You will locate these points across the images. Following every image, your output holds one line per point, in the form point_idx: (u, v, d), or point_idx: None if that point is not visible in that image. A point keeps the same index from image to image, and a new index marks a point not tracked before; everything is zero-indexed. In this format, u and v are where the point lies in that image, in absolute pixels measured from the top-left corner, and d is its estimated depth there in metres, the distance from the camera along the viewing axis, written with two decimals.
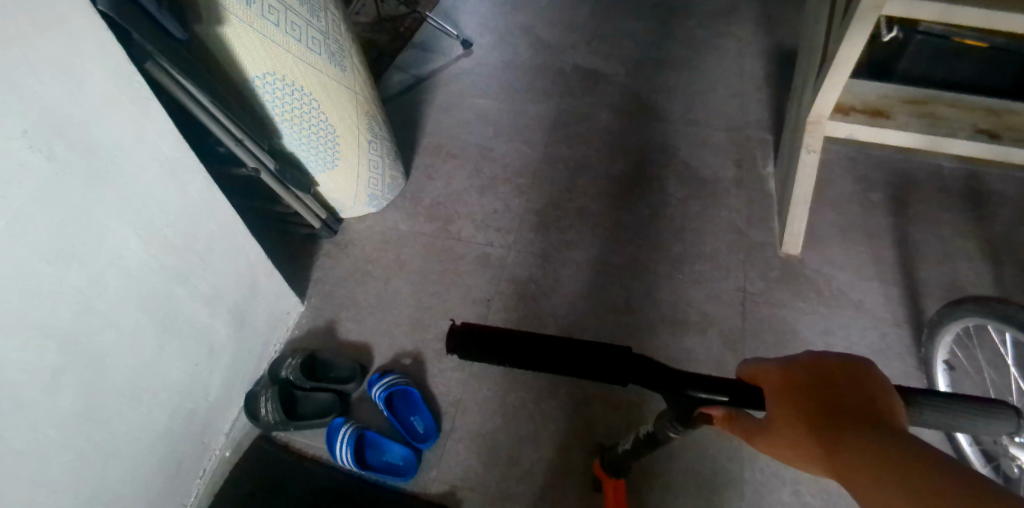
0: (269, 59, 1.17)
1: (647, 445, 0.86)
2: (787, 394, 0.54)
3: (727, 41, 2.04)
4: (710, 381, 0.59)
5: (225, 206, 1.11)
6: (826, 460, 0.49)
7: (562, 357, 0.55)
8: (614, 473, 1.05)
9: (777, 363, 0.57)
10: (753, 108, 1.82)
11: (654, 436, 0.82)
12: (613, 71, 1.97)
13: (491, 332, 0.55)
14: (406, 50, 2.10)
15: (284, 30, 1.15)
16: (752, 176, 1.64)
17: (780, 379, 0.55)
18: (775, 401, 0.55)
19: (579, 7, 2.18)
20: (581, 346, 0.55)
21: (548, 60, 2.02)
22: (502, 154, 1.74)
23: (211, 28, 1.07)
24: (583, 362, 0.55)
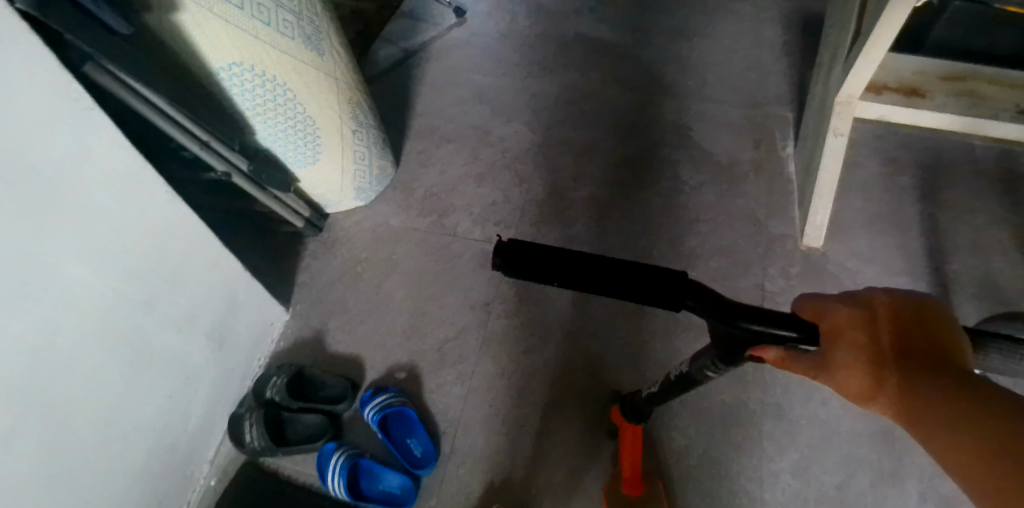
0: (234, 49, 1.03)
1: (679, 387, 0.81)
2: (855, 337, 0.51)
3: (742, 6, 1.88)
4: (768, 315, 0.53)
5: (193, 219, 1.00)
6: (901, 406, 0.49)
7: (606, 279, 0.51)
8: (636, 419, 0.98)
9: (840, 303, 0.53)
10: (770, 84, 1.69)
11: (689, 376, 0.77)
12: (618, 40, 1.82)
13: (532, 248, 0.51)
14: (395, 20, 1.94)
15: (250, 13, 1.01)
16: (773, 158, 1.51)
17: (847, 320, 0.51)
18: (839, 343, 0.51)
19: None
20: (624, 269, 0.51)
21: (550, 29, 1.86)
22: (501, 136, 1.60)
23: (166, 17, 0.94)
24: (630, 282, 0.51)
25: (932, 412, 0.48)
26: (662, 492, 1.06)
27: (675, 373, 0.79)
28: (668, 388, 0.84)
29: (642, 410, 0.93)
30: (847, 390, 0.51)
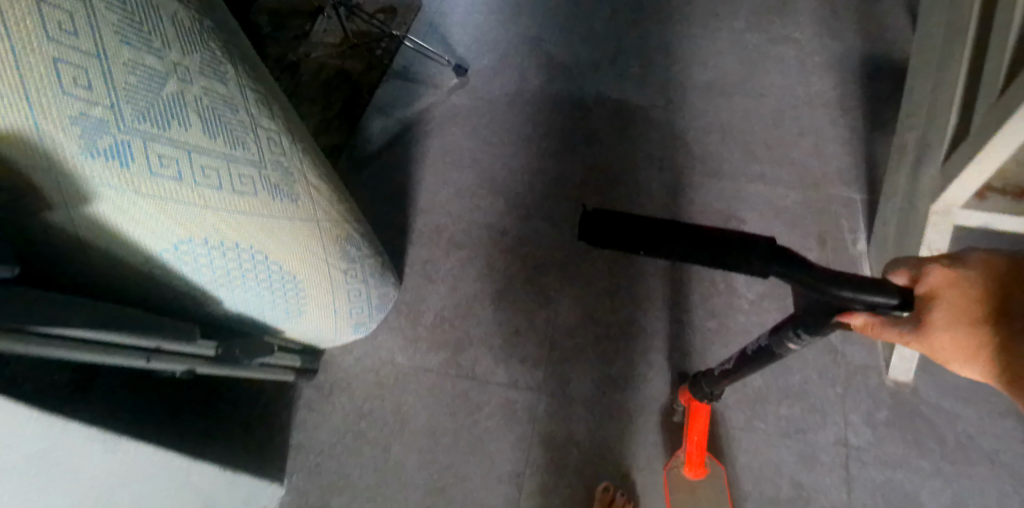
0: (175, 224, 0.76)
1: (755, 362, 0.85)
2: (954, 299, 0.52)
3: (785, 53, 1.62)
4: (865, 283, 0.53)
5: (146, 450, 0.77)
6: (997, 362, 0.52)
7: (700, 248, 0.52)
8: (705, 399, 1.00)
9: (938, 265, 0.53)
10: (829, 153, 1.43)
11: (770, 351, 0.80)
12: (647, 100, 1.55)
13: (629, 218, 0.51)
14: (386, 83, 1.68)
15: (191, 180, 0.73)
16: (842, 262, 1.29)
17: (948, 284, 0.52)
18: (937, 307, 0.52)
19: (597, 11, 1.75)
20: (717, 239, 0.52)
21: (565, 86, 1.59)
22: (518, 236, 1.35)
23: (72, 209, 0.68)
24: (719, 248, 0.51)
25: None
26: (724, 477, 1.08)
27: (752, 348, 0.83)
28: (743, 361, 0.87)
29: (705, 393, 0.98)
30: (943, 349, 0.54)
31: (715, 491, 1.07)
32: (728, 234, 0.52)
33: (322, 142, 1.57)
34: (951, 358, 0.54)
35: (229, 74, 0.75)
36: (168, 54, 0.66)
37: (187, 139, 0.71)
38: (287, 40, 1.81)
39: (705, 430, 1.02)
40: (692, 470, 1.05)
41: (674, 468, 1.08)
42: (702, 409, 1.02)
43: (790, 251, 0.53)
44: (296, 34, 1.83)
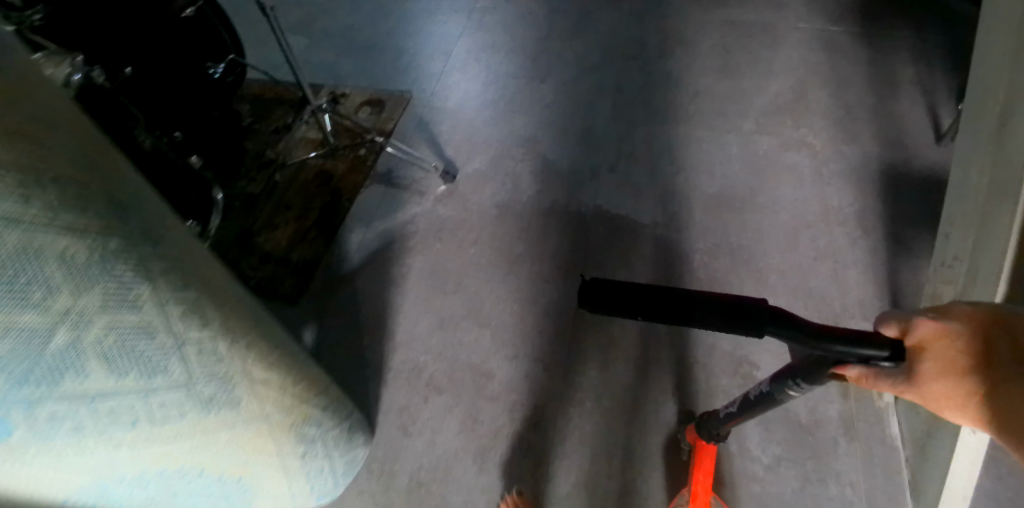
0: (78, 473, 0.64)
1: (757, 407, 0.82)
2: (944, 348, 0.50)
3: (799, 158, 1.49)
4: (854, 337, 0.52)
5: None
6: (990, 412, 0.49)
7: (695, 312, 0.53)
8: (710, 436, 1.00)
9: (927, 316, 0.52)
10: (849, 281, 1.29)
11: (769, 396, 0.78)
12: (648, 215, 1.42)
13: (628, 288, 0.52)
14: (370, 186, 1.57)
15: (95, 427, 0.62)
16: (867, 416, 1.13)
17: (934, 332, 0.51)
18: (924, 358, 0.51)
19: (595, 109, 1.64)
20: (711, 304, 0.53)
21: (559, 197, 1.47)
22: (506, 382, 1.23)
23: None
24: (714, 311, 0.53)
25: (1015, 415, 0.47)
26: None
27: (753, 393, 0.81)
28: (744, 406, 0.86)
29: (714, 432, 0.97)
30: (937, 400, 0.51)
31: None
32: (719, 298, 0.53)
33: (296, 255, 1.46)
34: (947, 411, 0.51)
35: (145, 294, 0.62)
36: (56, 306, 0.53)
37: (84, 390, 0.58)
38: (271, 136, 1.73)
39: (711, 467, 1.02)
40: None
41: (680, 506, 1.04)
42: (708, 447, 1.03)
43: (782, 310, 0.54)
44: (279, 129, 1.74)
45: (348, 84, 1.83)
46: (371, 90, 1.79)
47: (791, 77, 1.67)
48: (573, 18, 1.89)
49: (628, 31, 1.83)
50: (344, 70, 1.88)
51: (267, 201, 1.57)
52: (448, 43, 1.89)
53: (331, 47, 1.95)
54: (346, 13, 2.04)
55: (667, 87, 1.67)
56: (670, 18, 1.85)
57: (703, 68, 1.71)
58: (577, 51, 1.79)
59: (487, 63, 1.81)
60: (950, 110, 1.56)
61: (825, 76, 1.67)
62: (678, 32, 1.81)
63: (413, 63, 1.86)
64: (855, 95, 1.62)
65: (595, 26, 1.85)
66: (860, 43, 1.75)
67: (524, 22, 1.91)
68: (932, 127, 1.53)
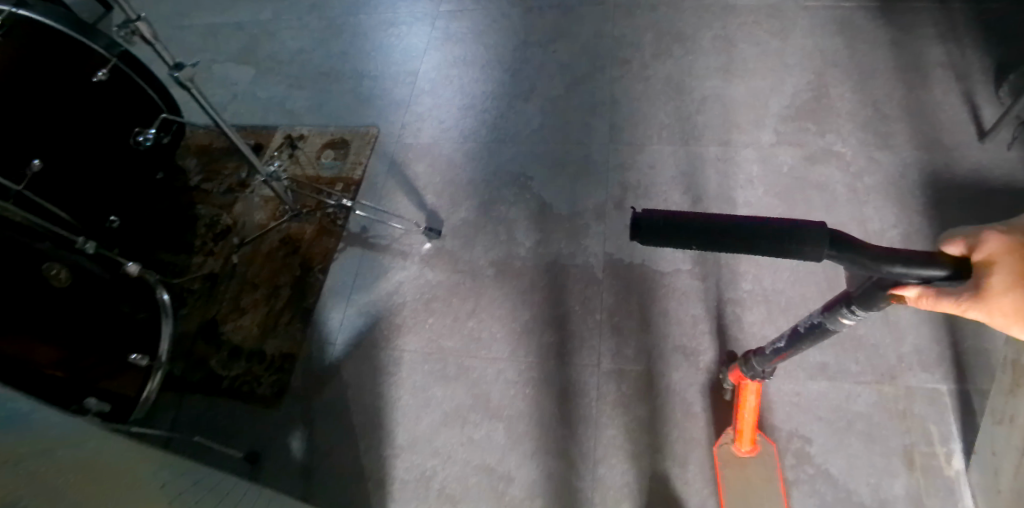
0: None
1: (806, 340, 0.81)
2: (1014, 261, 0.48)
3: (830, 173, 1.32)
4: (909, 257, 0.52)
5: None
6: None
7: (752, 239, 0.50)
8: (755, 375, 0.96)
9: (995, 230, 0.50)
10: (903, 325, 1.13)
11: (820, 327, 0.77)
12: (666, 257, 1.24)
13: (684, 221, 0.49)
14: (335, 272, 1.33)
15: None
16: (937, 492, 0.99)
17: (1003, 246, 0.48)
18: (991, 271, 0.49)
19: (592, 130, 1.44)
20: (767, 232, 0.50)
21: (562, 243, 1.28)
22: (525, 484, 1.07)
23: None
24: (778, 235, 0.50)
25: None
26: (776, 454, 1.04)
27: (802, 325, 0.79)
28: (793, 339, 0.84)
29: (755, 369, 0.93)
30: (1004, 315, 0.49)
31: (769, 468, 1.02)
32: (775, 223, 0.51)
33: (270, 347, 1.27)
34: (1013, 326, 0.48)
35: None
36: None
37: None
38: (222, 196, 1.51)
39: (755, 405, 0.98)
40: (746, 446, 1.01)
41: (725, 445, 1.03)
42: (750, 384, 0.98)
43: (840, 233, 0.53)
44: (233, 187, 1.52)
45: (304, 122, 1.62)
46: (331, 128, 1.57)
47: (807, 71, 1.48)
48: (553, 16, 1.68)
49: (616, 30, 1.62)
50: (296, 104, 1.66)
51: (229, 281, 1.37)
52: (412, 61, 1.67)
53: (279, 77, 1.74)
54: (294, 35, 1.83)
55: (669, 95, 1.48)
56: (663, 11, 1.64)
57: (707, 66, 1.52)
58: (563, 60, 1.58)
59: (459, 80, 1.59)
60: (988, 97, 1.39)
61: (844, 65, 1.48)
62: (674, 26, 1.60)
63: (378, 89, 1.63)
64: (880, 86, 1.44)
65: (579, 25, 1.64)
66: (878, 20, 1.55)
67: (496, 26, 1.68)
68: (973, 121, 1.36)
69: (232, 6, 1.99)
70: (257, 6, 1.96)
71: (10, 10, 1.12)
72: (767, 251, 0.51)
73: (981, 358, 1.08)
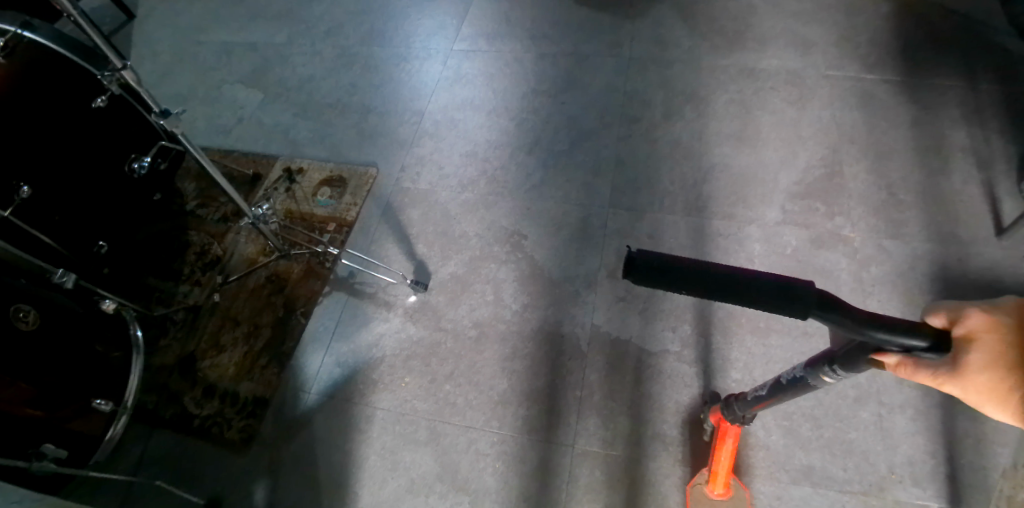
0: None
1: (790, 391, 0.81)
2: (993, 340, 0.48)
3: (835, 258, 1.27)
4: (894, 324, 0.52)
5: None
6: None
7: (741, 289, 0.50)
8: (736, 420, 0.96)
9: (979, 307, 0.50)
10: (896, 433, 1.08)
11: (803, 380, 0.78)
12: (654, 336, 1.19)
13: (679, 267, 0.48)
14: (312, 324, 1.30)
15: None
16: None
17: (983, 324, 0.49)
18: (972, 348, 0.49)
19: (593, 189, 1.41)
20: (756, 283, 0.50)
21: (549, 311, 1.24)
22: None
23: None
24: (771, 293, 0.50)
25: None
26: (747, 499, 1.03)
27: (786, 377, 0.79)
28: (775, 389, 0.84)
29: (738, 414, 0.94)
30: (977, 393, 0.49)
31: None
32: (766, 277, 0.50)
33: (244, 389, 1.24)
34: (986, 406, 0.49)
35: None
36: None
37: None
38: (215, 224, 1.51)
39: (733, 448, 0.98)
40: (718, 489, 1.00)
41: (698, 485, 1.03)
42: (731, 427, 0.98)
43: (830, 296, 0.52)
44: (227, 216, 1.52)
45: (305, 154, 1.61)
46: (331, 164, 1.56)
47: (821, 145, 1.43)
48: (564, 66, 1.65)
49: (628, 85, 1.58)
50: (299, 135, 1.66)
51: (211, 314, 1.35)
52: (419, 100, 1.66)
53: (287, 105, 1.75)
54: (305, 62, 1.84)
55: (675, 159, 1.44)
56: (678, 68, 1.60)
57: (717, 132, 1.47)
58: (571, 112, 1.55)
59: (463, 125, 1.57)
60: (1009, 191, 1.32)
61: (861, 141, 1.43)
62: (687, 86, 1.57)
63: (382, 127, 1.62)
64: (896, 167, 1.38)
65: (590, 78, 1.62)
66: (900, 96, 1.49)
67: (506, 72, 1.67)
68: (991, 212, 1.30)
69: (251, 26, 2.00)
70: (275, 28, 1.97)
71: (14, 31, 1.13)
72: (756, 304, 0.50)
73: (977, 479, 1.02)
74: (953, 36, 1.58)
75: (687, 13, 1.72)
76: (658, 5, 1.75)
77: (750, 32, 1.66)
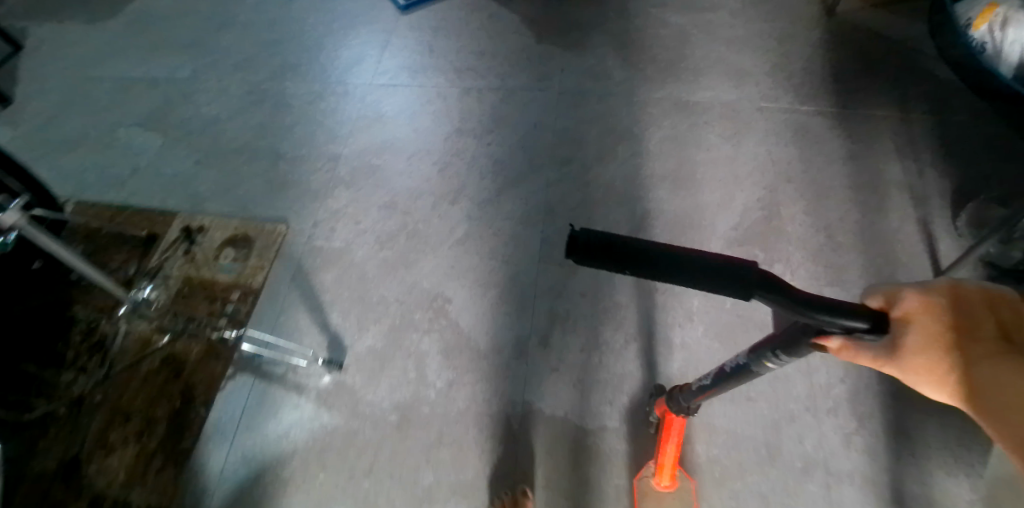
0: None
1: (732, 380, 0.76)
2: (929, 323, 0.47)
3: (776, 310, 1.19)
4: (838, 306, 0.49)
5: None
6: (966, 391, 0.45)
7: (686, 269, 0.46)
8: (680, 411, 0.92)
9: (914, 288, 0.48)
10: (845, 504, 1.01)
11: (746, 368, 0.72)
12: (589, 409, 1.11)
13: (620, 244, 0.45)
14: (215, 410, 1.17)
15: None
16: None
17: (920, 305, 0.47)
18: (911, 332, 0.47)
19: (523, 242, 1.31)
20: (700, 264, 0.46)
21: (478, 386, 1.14)
22: None
23: None
24: (714, 276, 0.46)
25: (992, 393, 0.44)
26: (693, 490, 1.03)
27: (730, 366, 0.74)
28: (719, 378, 0.78)
29: (682, 406, 0.89)
30: (916, 374, 0.48)
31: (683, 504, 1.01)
32: (710, 256, 0.47)
33: (136, 498, 1.09)
34: (926, 386, 0.48)
35: None
36: None
37: None
38: (106, 297, 1.35)
39: (678, 443, 0.95)
40: (664, 480, 1.00)
41: (645, 479, 1.02)
42: (676, 418, 0.94)
43: (774, 275, 0.48)
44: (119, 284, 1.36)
45: (207, 210, 1.44)
46: (235, 220, 1.40)
47: (759, 185, 1.37)
48: (491, 102, 1.55)
49: (558, 122, 1.49)
50: (202, 186, 1.48)
51: (97, 407, 1.19)
52: (335, 143, 1.51)
53: (186, 151, 1.56)
54: (210, 100, 1.65)
55: (610, 206, 1.35)
56: (611, 104, 1.52)
57: (652, 173, 1.39)
58: (498, 155, 1.45)
59: (382, 171, 1.44)
60: (946, 228, 1.28)
61: (798, 180, 1.37)
62: (621, 122, 1.48)
63: (294, 175, 1.47)
64: (834, 208, 1.33)
65: (518, 115, 1.51)
66: (835, 131, 1.45)
67: (429, 109, 1.55)
68: (929, 252, 1.25)
69: (146, 55, 1.78)
70: (174, 58, 1.75)
71: None
72: (698, 284, 0.47)
73: None
74: (884, 65, 1.56)
75: (620, 42, 1.64)
76: (590, 34, 1.67)
77: (684, 63, 1.60)
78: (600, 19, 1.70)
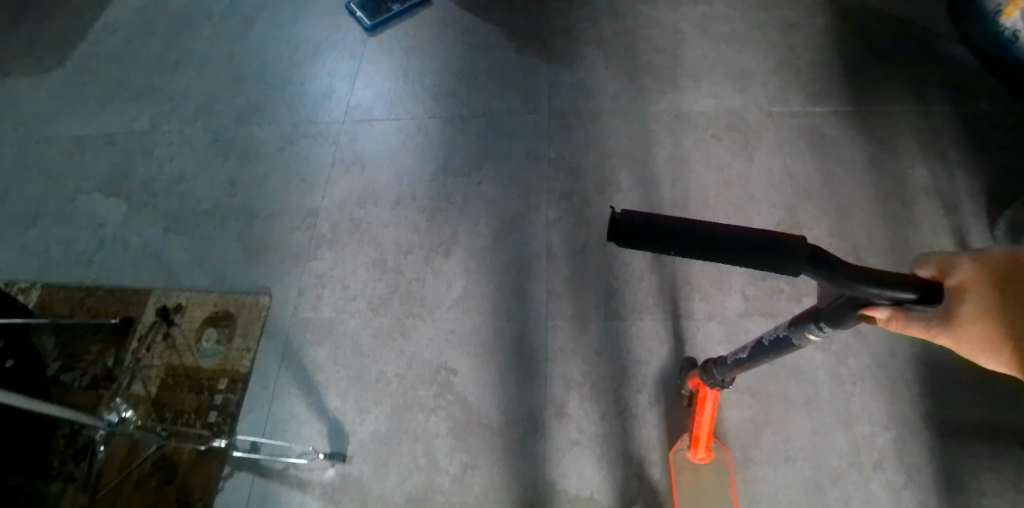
0: None
1: (772, 353, 0.74)
2: (982, 293, 0.43)
3: (808, 353, 1.11)
4: (882, 276, 0.47)
5: None
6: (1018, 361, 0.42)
7: (732, 248, 0.45)
8: (715, 385, 0.90)
9: (969, 256, 0.45)
10: None
11: (787, 340, 0.70)
12: (616, 485, 1.03)
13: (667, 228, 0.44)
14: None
15: None
16: None
17: (975, 275, 0.44)
18: (961, 301, 0.44)
19: (527, 297, 1.20)
20: (739, 242, 0.45)
21: (495, 469, 1.06)
22: None
23: None
24: (764, 253, 0.45)
25: None
26: (729, 462, 1.02)
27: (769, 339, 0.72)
28: (756, 351, 0.76)
29: (715, 380, 0.87)
30: (970, 345, 0.45)
31: (720, 476, 1.01)
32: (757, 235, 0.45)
33: None
34: (981, 357, 0.44)
35: None
36: None
37: None
38: (84, 393, 1.24)
39: (714, 413, 0.93)
40: (699, 454, 0.98)
41: (681, 452, 1.01)
42: (709, 392, 0.92)
43: (817, 249, 0.47)
44: (96, 379, 1.25)
45: (182, 285, 1.32)
46: (213, 295, 1.30)
47: (776, 207, 1.26)
48: (477, 131, 1.42)
49: (553, 149, 1.37)
50: (174, 258, 1.37)
51: None
52: (311, 195, 1.39)
53: (152, 217, 1.43)
54: (172, 154, 1.52)
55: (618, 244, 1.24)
56: (609, 123, 1.39)
57: (660, 201, 1.28)
58: (490, 195, 1.32)
59: (366, 223, 1.33)
60: (984, 239, 1.17)
61: (819, 196, 1.26)
62: (620, 145, 1.36)
63: (270, 237, 1.35)
64: (860, 225, 1.22)
65: (508, 144, 1.39)
66: (854, 134, 1.33)
67: (410, 146, 1.42)
68: None
69: (98, 108, 1.63)
70: (131, 110, 1.61)
71: None
72: (745, 261, 0.46)
73: None
74: (901, 51, 1.42)
75: (612, 50, 1.50)
76: (575, 42, 1.52)
77: (683, 67, 1.46)
78: (584, 24, 1.55)
